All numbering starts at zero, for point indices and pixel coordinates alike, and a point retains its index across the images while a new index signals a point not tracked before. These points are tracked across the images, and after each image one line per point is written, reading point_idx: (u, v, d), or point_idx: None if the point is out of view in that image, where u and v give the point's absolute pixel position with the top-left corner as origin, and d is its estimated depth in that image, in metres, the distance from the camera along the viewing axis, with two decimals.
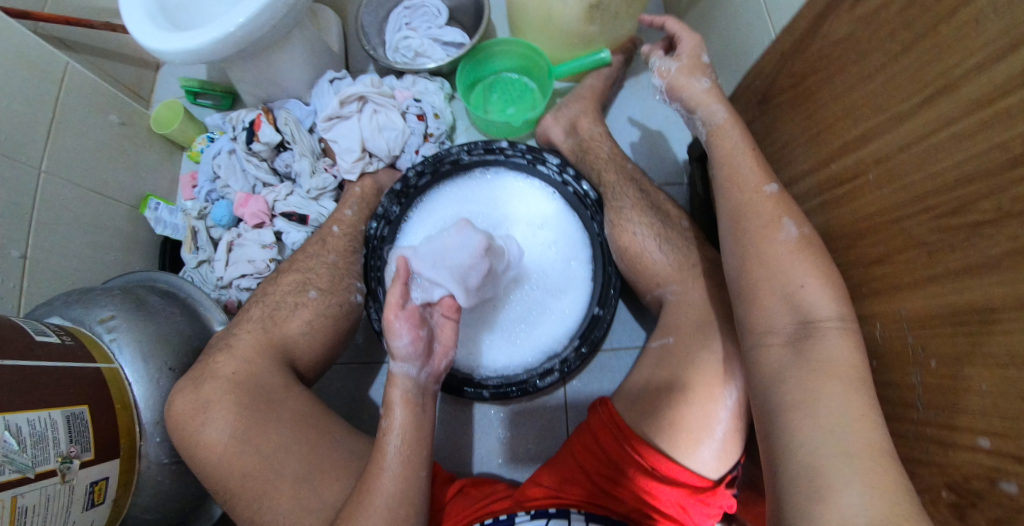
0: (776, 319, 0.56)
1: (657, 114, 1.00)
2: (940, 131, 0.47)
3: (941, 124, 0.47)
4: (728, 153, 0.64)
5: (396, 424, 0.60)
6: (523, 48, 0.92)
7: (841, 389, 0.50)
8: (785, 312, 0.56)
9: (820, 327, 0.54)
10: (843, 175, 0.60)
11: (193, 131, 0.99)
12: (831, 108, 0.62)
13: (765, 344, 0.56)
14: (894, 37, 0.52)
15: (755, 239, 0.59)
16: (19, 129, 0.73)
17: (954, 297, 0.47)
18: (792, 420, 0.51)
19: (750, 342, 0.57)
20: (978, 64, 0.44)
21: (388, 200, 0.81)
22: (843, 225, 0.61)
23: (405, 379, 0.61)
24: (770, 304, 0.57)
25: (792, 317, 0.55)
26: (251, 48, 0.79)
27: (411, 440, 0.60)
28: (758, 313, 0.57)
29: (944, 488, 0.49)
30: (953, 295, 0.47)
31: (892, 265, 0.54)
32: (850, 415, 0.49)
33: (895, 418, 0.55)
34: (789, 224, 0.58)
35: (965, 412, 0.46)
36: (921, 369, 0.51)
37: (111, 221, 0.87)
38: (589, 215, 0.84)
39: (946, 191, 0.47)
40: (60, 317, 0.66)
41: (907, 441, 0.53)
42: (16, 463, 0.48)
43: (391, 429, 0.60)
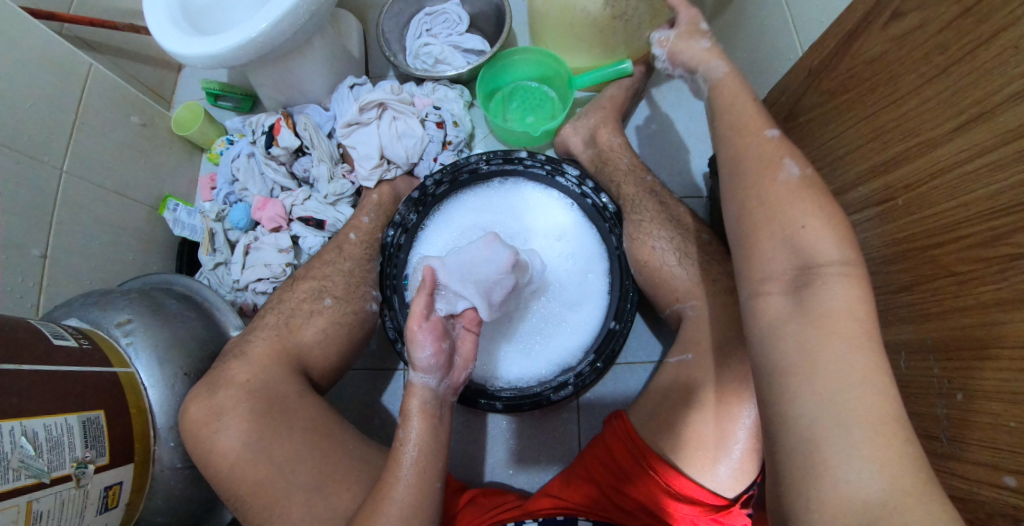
0: (771, 265, 0.49)
1: (678, 126, 0.99)
2: (975, 158, 0.46)
3: (977, 151, 0.46)
4: (729, 101, 0.59)
5: (411, 433, 0.60)
6: (543, 57, 0.92)
7: (844, 343, 0.43)
8: (784, 257, 0.49)
9: (824, 272, 0.46)
10: (872, 198, 0.59)
11: (213, 134, 1.00)
12: (860, 128, 0.60)
13: (763, 294, 0.49)
14: (929, 59, 0.51)
15: (758, 180, 0.52)
16: (43, 131, 0.74)
17: (983, 330, 0.45)
18: (791, 383, 0.44)
19: (748, 293, 0.50)
20: (1016, 91, 0.42)
21: (406, 208, 0.81)
22: (872, 248, 0.59)
23: (423, 389, 0.61)
24: (769, 250, 0.49)
25: (793, 261, 0.48)
26: (272, 53, 0.79)
27: (426, 452, 0.59)
28: (755, 269, 0.50)
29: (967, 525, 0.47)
30: (983, 329, 0.45)
31: (920, 292, 0.53)
32: (859, 375, 0.42)
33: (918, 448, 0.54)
34: (791, 163, 0.52)
35: (991, 448, 0.45)
36: (945, 400, 0.50)
37: (130, 222, 0.88)
38: (608, 228, 0.82)
39: (979, 219, 0.45)
40: (78, 318, 0.66)
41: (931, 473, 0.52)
42: (32, 468, 0.48)
43: (406, 439, 0.60)
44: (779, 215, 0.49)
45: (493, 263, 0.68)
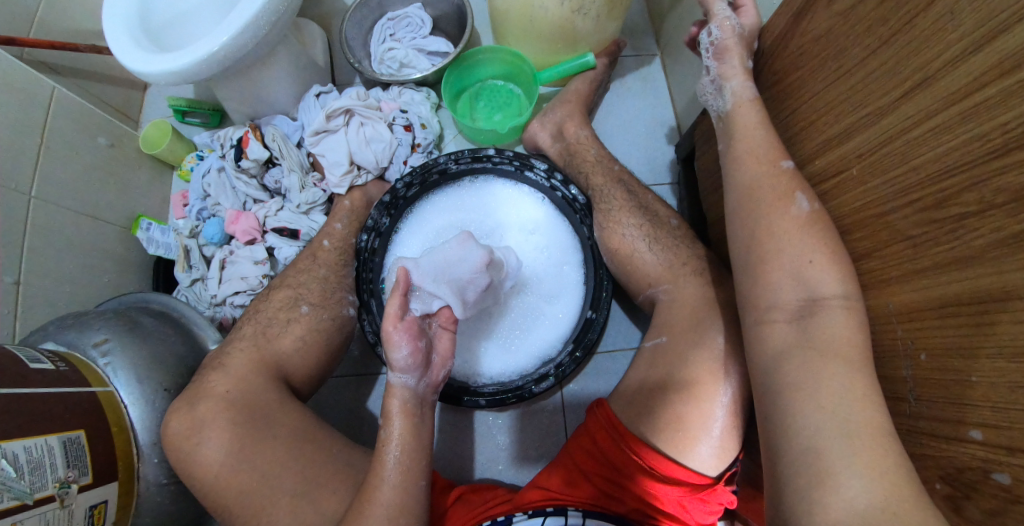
0: (776, 295, 0.55)
1: (644, 115, 1.01)
2: (922, 123, 0.47)
3: (923, 116, 0.47)
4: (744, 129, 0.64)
5: (395, 435, 0.61)
6: (507, 54, 0.93)
7: (843, 367, 0.50)
8: (790, 289, 0.55)
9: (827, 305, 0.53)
10: (828, 171, 0.60)
11: (183, 150, 0.99)
12: (812, 104, 0.62)
13: (768, 320, 0.55)
14: (872, 31, 0.53)
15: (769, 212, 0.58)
16: (7, 156, 0.74)
17: (941, 289, 0.47)
18: (794, 402, 0.50)
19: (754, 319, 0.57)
20: (956, 55, 0.44)
21: (378, 212, 0.81)
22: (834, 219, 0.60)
23: (403, 389, 0.62)
24: (776, 280, 0.55)
25: (799, 294, 0.54)
26: (236, 65, 0.79)
27: (410, 451, 0.60)
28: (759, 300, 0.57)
29: (938, 480, 0.49)
30: (940, 288, 0.47)
31: (878, 258, 0.54)
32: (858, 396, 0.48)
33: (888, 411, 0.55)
34: (802, 199, 0.57)
35: (956, 404, 0.47)
36: (910, 362, 0.51)
37: (103, 243, 0.88)
38: (579, 219, 0.84)
39: (928, 182, 0.47)
40: (54, 342, 0.66)
41: (905, 434, 0.53)
42: (14, 490, 0.48)
43: (390, 441, 0.60)
44: (783, 249, 0.55)
45: (470, 261, 0.69)
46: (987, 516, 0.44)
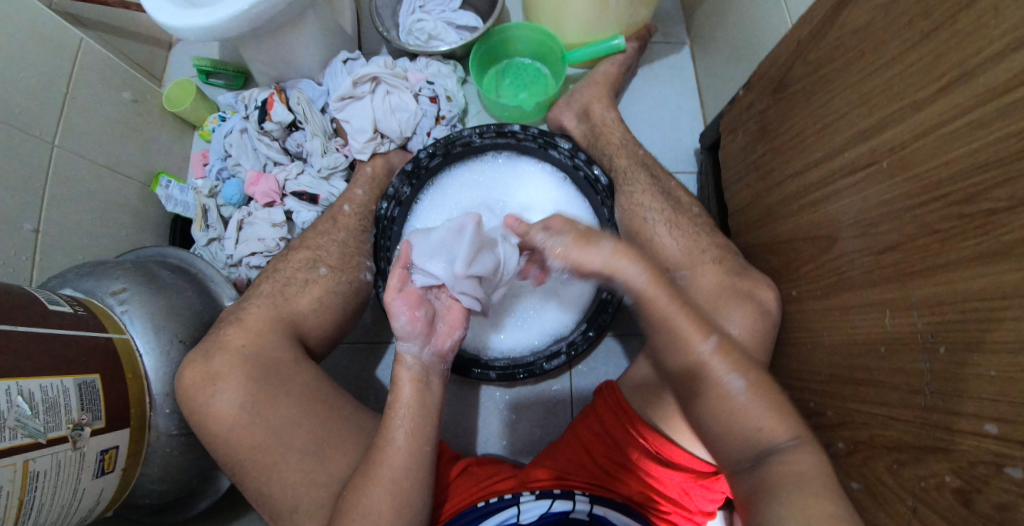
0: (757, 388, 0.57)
1: (669, 103, 1.01)
2: (956, 118, 0.45)
3: (957, 111, 0.45)
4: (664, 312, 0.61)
5: (403, 405, 0.60)
6: (536, 32, 0.92)
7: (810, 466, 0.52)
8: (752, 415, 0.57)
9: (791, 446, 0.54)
10: (856, 163, 0.57)
11: (205, 111, 0.99)
12: (843, 98, 0.59)
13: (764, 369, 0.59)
14: (913, 25, 0.50)
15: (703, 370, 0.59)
16: (31, 103, 0.73)
17: (965, 284, 0.44)
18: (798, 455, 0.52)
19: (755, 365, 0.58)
20: (998, 51, 0.42)
21: (400, 180, 0.81)
22: (854, 213, 0.57)
23: (408, 358, 0.61)
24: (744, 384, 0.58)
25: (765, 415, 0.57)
26: (265, 26, 0.78)
27: (415, 416, 0.60)
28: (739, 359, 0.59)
29: (948, 473, 0.45)
30: (963, 282, 0.45)
31: (904, 250, 0.51)
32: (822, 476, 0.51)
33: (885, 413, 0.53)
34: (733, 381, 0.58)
35: (972, 398, 0.44)
36: (928, 355, 0.48)
37: (122, 198, 0.88)
38: (600, 200, 0.82)
39: (958, 178, 0.45)
40: (72, 289, 0.66)
41: (913, 427, 0.49)
42: (28, 428, 0.48)
43: (398, 409, 0.60)
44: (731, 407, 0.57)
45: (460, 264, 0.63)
46: (996, 512, 0.41)
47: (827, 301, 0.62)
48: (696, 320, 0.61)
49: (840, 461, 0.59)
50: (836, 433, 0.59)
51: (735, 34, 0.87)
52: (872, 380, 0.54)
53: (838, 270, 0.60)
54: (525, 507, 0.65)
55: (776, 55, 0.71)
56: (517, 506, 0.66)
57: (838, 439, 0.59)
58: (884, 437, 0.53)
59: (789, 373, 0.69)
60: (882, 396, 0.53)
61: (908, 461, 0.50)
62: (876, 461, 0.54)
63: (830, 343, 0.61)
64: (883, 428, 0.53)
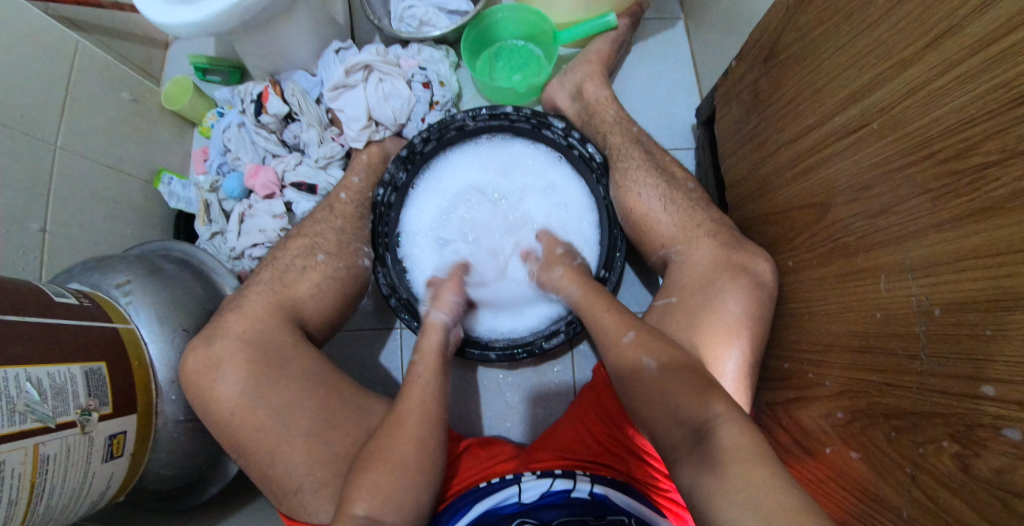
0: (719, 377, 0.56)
1: (664, 80, 1.00)
2: (945, 73, 0.45)
3: (946, 66, 0.44)
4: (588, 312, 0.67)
5: (426, 364, 0.66)
6: (527, 13, 0.91)
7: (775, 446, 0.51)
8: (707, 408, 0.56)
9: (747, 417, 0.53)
10: (847, 126, 0.56)
11: (203, 107, 1.01)
12: (833, 61, 0.58)
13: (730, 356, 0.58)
14: None
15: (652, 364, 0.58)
16: (33, 104, 0.74)
17: (958, 243, 0.44)
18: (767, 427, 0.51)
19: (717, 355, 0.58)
20: (985, 0, 0.41)
21: (395, 166, 0.81)
22: (846, 177, 0.56)
23: (440, 327, 0.70)
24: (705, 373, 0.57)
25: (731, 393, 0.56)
26: (255, 20, 0.78)
27: (435, 391, 0.64)
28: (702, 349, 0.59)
29: (946, 438, 0.45)
30: (956, 242, 0.44)
31: (897, 214, 0.50)
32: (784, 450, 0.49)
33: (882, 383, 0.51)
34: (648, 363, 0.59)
35: (967, 359, 0.43)
36: (924, 318, 0.47)
37: (125, 195, 0.89)
38: (595, 178, 0.83)
39: (948, 134, 0.44)
40: (78, 282, 0.67)
41: (909, 393, 0.48)
42: (37, 413, 0.49)
43: (422, 370, 0.65)
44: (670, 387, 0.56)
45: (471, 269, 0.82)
46: (995, 475, 0.41)
47: (822, 269, 0.61)
48: (623, 319, 0.65)
49: (839, 431, 0.57)
50: (834, 403, 0.58)
51: (729, 5, 0.86)
52: (869, 347, 0.53)
53: (833, 236, 0.59)
54: (525, 486, 0.67)
55: (767, 22, 0.70)
56: (518, 484, 0.67)
57: (836, 410, 0.58)
58: (881, 404, 0.51)
59: (787, 344, 0.67)
60: (877, 363, 0.52)
61: (906, 428, 0.48)
62: (875, 429, 0.52)
63: (827, 312, 0.60)
64: (880, 395, 0.51)
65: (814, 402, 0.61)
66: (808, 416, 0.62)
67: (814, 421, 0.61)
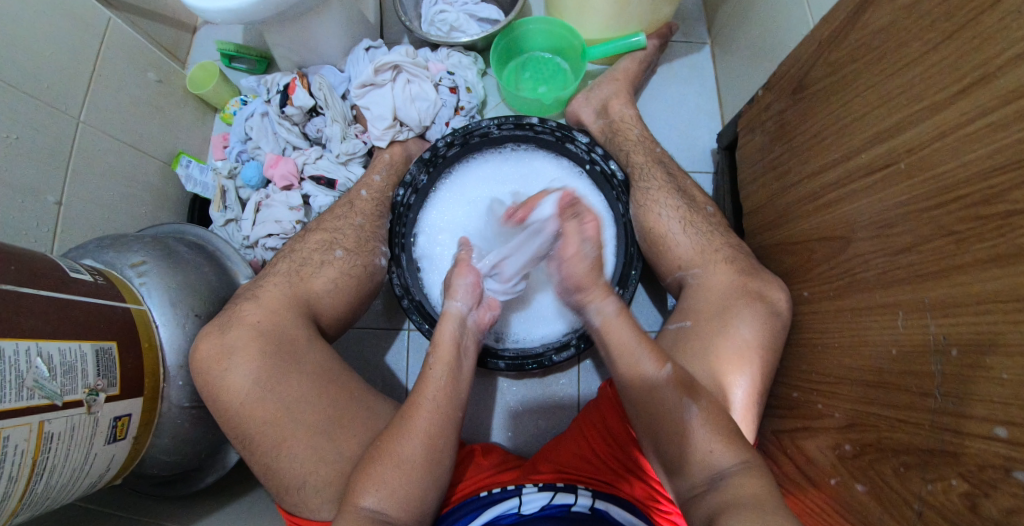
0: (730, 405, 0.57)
1: (687, 103, 1.01)
2: (976, 121, 0.45)
3: (978, 114, 0.45)
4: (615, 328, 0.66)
5: (441, 355, 0.64)
6: (557, 27, 0.92)
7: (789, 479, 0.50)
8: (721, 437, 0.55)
9: None
10: (874, 164, 0.56)
11: (228, 94, 1.01)
12: (863, 100, 0.58)
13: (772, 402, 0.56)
14: (934, 27, 0.50)
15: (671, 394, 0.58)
16: (59, 77, 0.74)
17: (979, 286, 0.44)
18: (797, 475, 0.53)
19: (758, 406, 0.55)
20: (1019, 54, 0.42)
21: (417, 168, 0.81)
22: (868, 215, 0.57)
23: (456, 316, 0.67)
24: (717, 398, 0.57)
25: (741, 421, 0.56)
26: (290, 12, 0.78)
27: (453, 380, 0.63)
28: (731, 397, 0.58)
29: (955, 477, 0.45)
30: (978, 285, 0.44)
31: (918, 253, 0.50)
32: None
33: (894, 418, 0.51)
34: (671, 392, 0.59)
35: (982, 401, 0.43)
36: (940, 358, 0.47)
37: (142, 175, 0.89)
38: (615, 196, 0.83)
39: (978, 180, 0.44)
40: (92, 259, 0.66)
41: (920, 430, 0.48)
42: (46, 389, 0.48)
43: (436, 362, 0.64)
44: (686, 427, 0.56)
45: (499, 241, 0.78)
46: (1004, 515, 0.41)
47: (838, 302, 0.61)
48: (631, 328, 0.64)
49: (846, 463, 0.57)
50: (842, 435, 0.58)
51: (756, 35, 0.87)
52: (882, 383, 0.53)
53: (851, 270, 0.59)
54: (528, 498, 0.66)
55: (797, 55, 0.71)
56: (519, 496, 0.67)
57: (844, 441, 0.58)
58: (892, 439, 0.51)
59: (797, 376, 0.67)
60: (890, 398, 0.52)
61: (916, 464, 0.49)
62: (884, 463, 0.52)
63: (840, 344, 0.60)
64: (891, 430, 0.52)
65: (822, 432, 0.61)
66: (815, 446, 0.62)
67: (820, 451, 0.61)
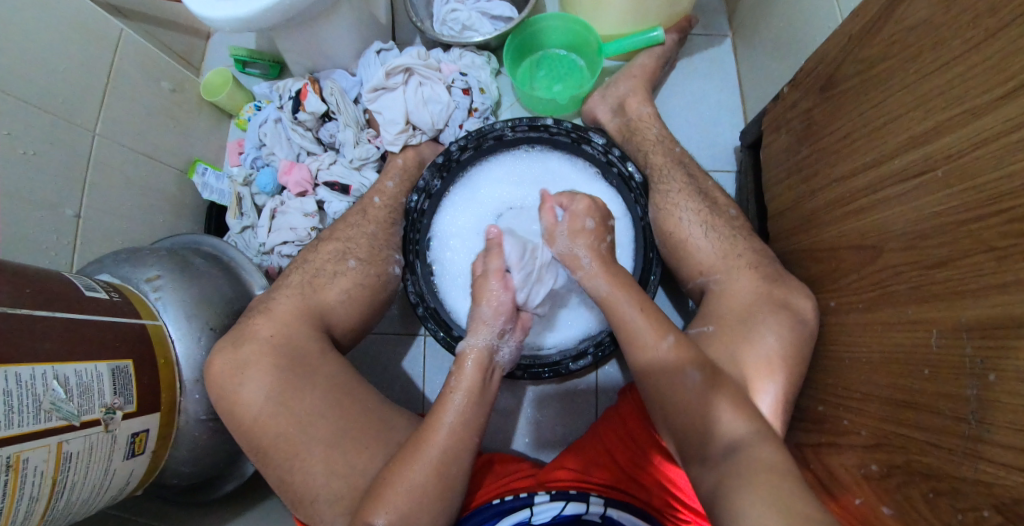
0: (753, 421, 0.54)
1: (708, 98, 0.98)
2: (1021, 128, 0.41)
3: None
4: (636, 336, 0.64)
5: (464, 381, 0.62)
6: (572, 23, 0.89)
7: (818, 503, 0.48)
8: None
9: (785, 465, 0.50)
10: (908, 170, 0.53)
11: (242, 100, 1.01)
12: (896, 100, 0.55)
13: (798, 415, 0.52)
14: (978, 22, 0.46)
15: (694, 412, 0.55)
16: (74, 92, 0.74)
17: (1016, 306, 0.40)
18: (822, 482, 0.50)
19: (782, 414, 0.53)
20: None
21: (430, 173, 0.80)
22: (902, 224, 0.53)
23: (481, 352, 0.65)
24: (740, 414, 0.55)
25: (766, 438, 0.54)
26: (299, 18, 0.76)
27: (472, 403, 0.61)
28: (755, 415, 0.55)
29: (987, 508, 0.42)
30: (1015, 304, 0.41)
31: (954, 268, 0.47)
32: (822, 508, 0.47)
33: (924, 442, 0.48)
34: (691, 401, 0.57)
35: (1019, 431, 0.40)
36: (977, 382, 0.44)
37: (159, 184, 0.89)
38: (634, 198, 0.80)
39: (1020, 193, 0.41)
40: (109, 274, 0.66)
41: (951, 456, 0.45)
42: (63, 411, 0.49)
43: (457, 387, 0.62)
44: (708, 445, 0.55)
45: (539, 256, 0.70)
46: None
47: (869, 314, 0.58)
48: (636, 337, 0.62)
49: (871, 484, 0.54)
50: (868, 455, 0.55)
51: (781, 29, 0.83)
52: (913, 402, 0.50)
53: (882, 282, 0.56)
54: (539, 509, 0.66)
55: (825, 51, 0.67)
56: (531, 506, 0.66)
57: (871, 461, 0.55)
58: (921, 463, 0.49)
59: (823, 387, 0.64)
60: (922, 420, 0.49)
61: (947, 491, 0.46)
62: (912, 488, 0.49)
63: (869, 359, 0.57)
64: (922, 454, 0.49)
65: (847, 449, 0.58)
66: (839, 464, 0.60)
67: (845, 469, 0.58)
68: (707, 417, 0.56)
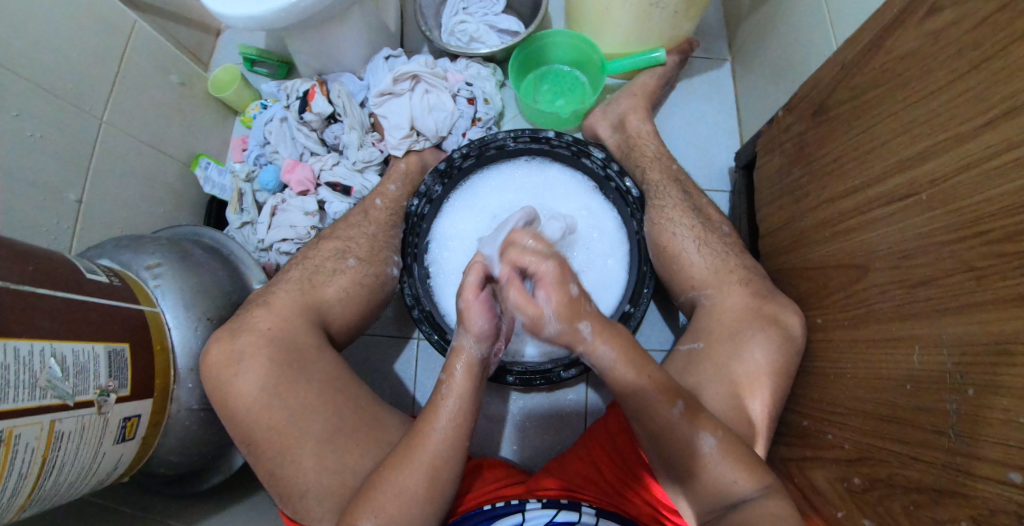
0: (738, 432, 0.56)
1: (705, 119, 1.00)
2: (1003, 153, 0.44)
3: (1005, 146, 0.43)
4: None
5: (454, 388, 0.61)
6: (577, 40, 0.92)
7: None
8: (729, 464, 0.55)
9: None
10: (893, 194, 0.55)
11: (248, 97, 1.03)
12: (884, 126, 0.58)
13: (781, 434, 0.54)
14: (962, 54, 0.48)
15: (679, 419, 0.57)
16: (85, 78, 0.75)
17: (997, 323, 0.43)
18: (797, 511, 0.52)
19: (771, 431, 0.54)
20: None
21: (432, 179, 0.82)
22: (886, 243, 0.56)
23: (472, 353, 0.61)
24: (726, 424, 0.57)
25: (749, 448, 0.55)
26: (311, 20, 0.78)
27: (463, 410, 0.60)
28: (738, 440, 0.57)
29: (966, 519, 0.44)
30: (996, 322, 0.43)
31: (937, 286, 0.49)
32: None
33: (906, 455, 0.50)
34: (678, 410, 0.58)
35: (998, 444, 0.42)
36: (956, 396, 0.46)
37: (161, 175, 0.90)
38: (630, 212, 0.82)
39: (1000, 215, 0.43)
40: (109, 259, 0.67)
41: (931, 467, 0.47)
42: (58, 389, 0.49)
43: (448, 393, 0.60)
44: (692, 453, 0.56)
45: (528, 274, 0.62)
46: None
47: (853, 331, 0.60)
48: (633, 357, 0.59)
49: (854, 497, 0.56)
50: (851, 468, 0.57)
51: (778, 55, 0.86)
52: (895, 416, 0.52)
53: (867, 300, 0.58)
54: (530, 515, 0.67)
55: (818, 77, 0.70)
56: (522, 512, 0.67)
57: (853, 474, 0.57)
58: (902, 476, 0.50)
59: (808, 403, 0.66)
60: (904, 433, 0.50)
61: (926, 503, 0.47)
62: (892, 500, 0.51)
63: (852, 374, 0.59)
64: (903, 467, 0.50)
65: (830, 463, 0.60)
66: (823, 477, 0.61)
67: (828, 483, 0.60)
68: (694, 427, 0.57)
